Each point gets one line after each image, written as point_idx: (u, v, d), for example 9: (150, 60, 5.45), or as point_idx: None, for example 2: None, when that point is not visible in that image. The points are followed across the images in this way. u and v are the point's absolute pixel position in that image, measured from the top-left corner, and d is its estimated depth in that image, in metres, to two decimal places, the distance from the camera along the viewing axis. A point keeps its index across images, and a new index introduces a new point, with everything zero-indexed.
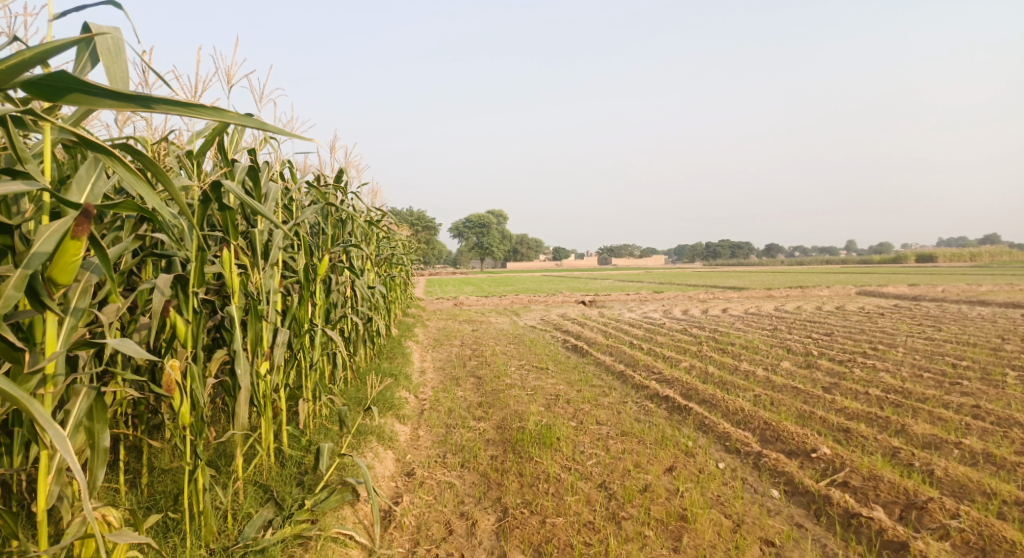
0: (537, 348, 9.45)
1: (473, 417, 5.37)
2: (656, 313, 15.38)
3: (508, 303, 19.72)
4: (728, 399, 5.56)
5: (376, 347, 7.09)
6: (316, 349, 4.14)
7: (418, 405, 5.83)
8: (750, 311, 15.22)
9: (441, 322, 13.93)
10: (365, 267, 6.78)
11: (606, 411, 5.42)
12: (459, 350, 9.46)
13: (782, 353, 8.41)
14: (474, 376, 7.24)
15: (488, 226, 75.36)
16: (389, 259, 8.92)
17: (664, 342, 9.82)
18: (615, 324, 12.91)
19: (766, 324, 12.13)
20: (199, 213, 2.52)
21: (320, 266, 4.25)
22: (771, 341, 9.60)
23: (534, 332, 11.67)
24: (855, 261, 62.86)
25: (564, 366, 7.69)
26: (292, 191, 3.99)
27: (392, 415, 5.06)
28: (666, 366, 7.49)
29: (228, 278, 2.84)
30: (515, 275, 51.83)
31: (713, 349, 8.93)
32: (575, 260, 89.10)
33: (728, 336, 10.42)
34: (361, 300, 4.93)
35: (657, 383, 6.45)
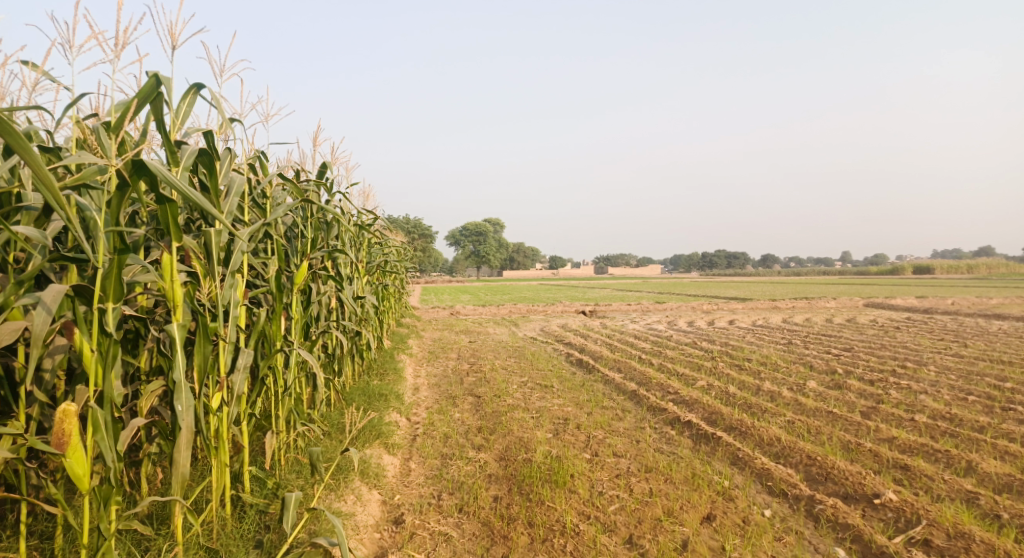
0: (540, 362, 8.83)
1: (472, 446, 4.74)
2: (661, 325, 14.77)
3: (505, 312, 19.11)
4: (759, 426, 4.95)
5: (364, 362, 6.47)
6: (292, 370, 3.53)
7: (410, 430, 5.21)
8: (759, 322, 14.62)
9: (437, 332, 13.29)
10: (354, 275, 6.16)
11: (623, 440, 4.79)
12: (456, 363, 8.83)
13: (804, 371, 7.81)
14: (472, 396, 6.59)
15: (485, 235, 74.81)
16: (382, 266, 8.30)
17: (675, 357, 9.21)
18: (620, 336, 12.31)
19: (779, 337, 11.52)
20: (116, 205, 1.94)
21: (298, 274, 3.65)
22: (790, 357, 8.98)
23: (535, 345, 11.03)
24: (853, 272, 62.62)
25: (570, 384, 7.06)
26: (263, 186, 3.40)
27: (380, 445, 4.43)
28: (681, 384, 6.88)
29: (168, 289, 2.25)
30: (511, 283, 51.28)
31: (729, 366, 8.32)
32: (571, 269, 88.73)
33: (741, 350, 9.81)
34: (348, 313, 4.32)
35: (675, 406, 5.83)
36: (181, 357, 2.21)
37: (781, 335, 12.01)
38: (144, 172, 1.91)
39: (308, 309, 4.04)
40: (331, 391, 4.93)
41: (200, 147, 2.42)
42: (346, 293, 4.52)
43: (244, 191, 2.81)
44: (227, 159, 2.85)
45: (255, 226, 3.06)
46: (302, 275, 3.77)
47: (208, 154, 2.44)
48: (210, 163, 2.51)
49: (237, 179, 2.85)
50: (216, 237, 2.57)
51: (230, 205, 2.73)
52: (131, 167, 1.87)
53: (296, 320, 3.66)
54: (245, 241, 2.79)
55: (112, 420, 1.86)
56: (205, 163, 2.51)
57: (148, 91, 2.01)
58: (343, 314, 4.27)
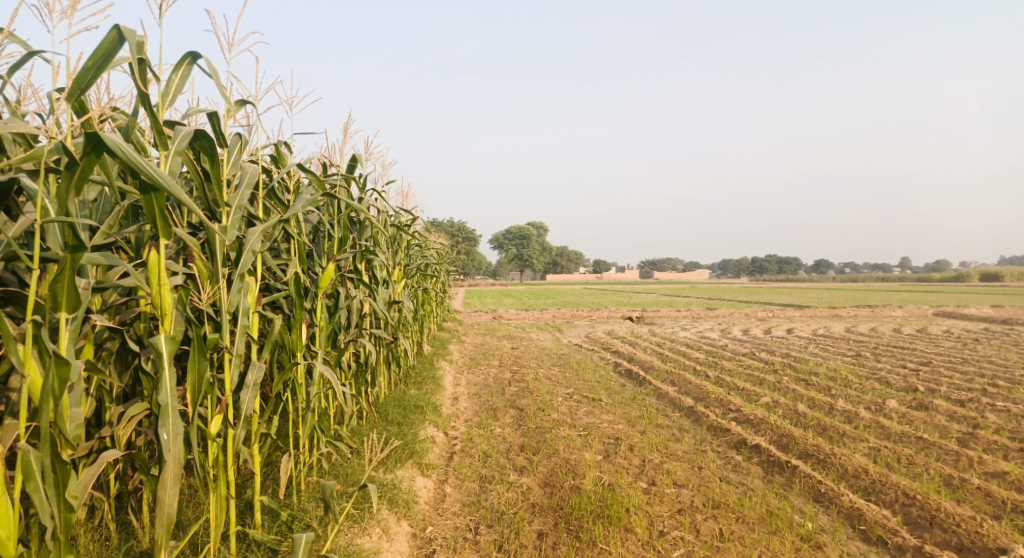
0: (586, 372, 8.32)
1: (514, 467, 4.32)
2: (714, 333, 13.94)
3: (549, 318, 18.56)
4: (840, 453, 4.32)
5: (400, 371, 6.15)
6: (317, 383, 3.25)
7: (447, 446, 4.83)
8: (821, 332, 13.60)
9: (479, 338, 12.91)
10: (389, 278, 5.86)
11: (682, 467, 4.26)
12: (498, 372, 8.41)
13: (881, 386, 7.03)
14: (514, 408, 6.16)
15: (529, 238, 74.46)
16: (421, 269, 7.99)
17: (733, 369, 8.52)
18: (671, 344, 11.62)
19: (847, 349, 10.59)
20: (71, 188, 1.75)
21: (323, 278, 3.35)
22: (863, 371, 8.15)
23: (581, 353, 10.50)
24: (917, 278, 59.06)
25: (619, 398, 6.54)
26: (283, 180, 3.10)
27: (413, 465, 4.06)
28: (743, 401, 6.26)
29: (155, 295, 2.00)
30: (554, 287, 50.67)
31: (795, 380, 7.59)
32: (615, 273, 87.27)
33: (807, 363, 9.00)
34: (382, 322, 3.99)
35: (739, 427, 5.23)
36: (166, 375, 1.95)
37: (848, 346, 11.06)
38: (102, 148, 1.74)
39: (338, 315, 3.75)
40: (361, 404, 4.62)
41: (197, 128, 2.15)
42: (377, 301, 4.22)
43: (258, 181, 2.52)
44: (236, 147, 2.57)
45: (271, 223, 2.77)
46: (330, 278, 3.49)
47: (205, 136, 2.17)
48: (210, 148, 2.23)
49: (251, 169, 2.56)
50: (221, 233, 2.29)
51: (240, 197, 2.45)
52: (86, 142, 1.70)
53: (322, 326, 3.38)
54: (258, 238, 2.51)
55: (54, 463, 1.71)
56: (204, 148, 2.23)
57: (110, 46, 1.77)
58: (377, 323, 3.95)
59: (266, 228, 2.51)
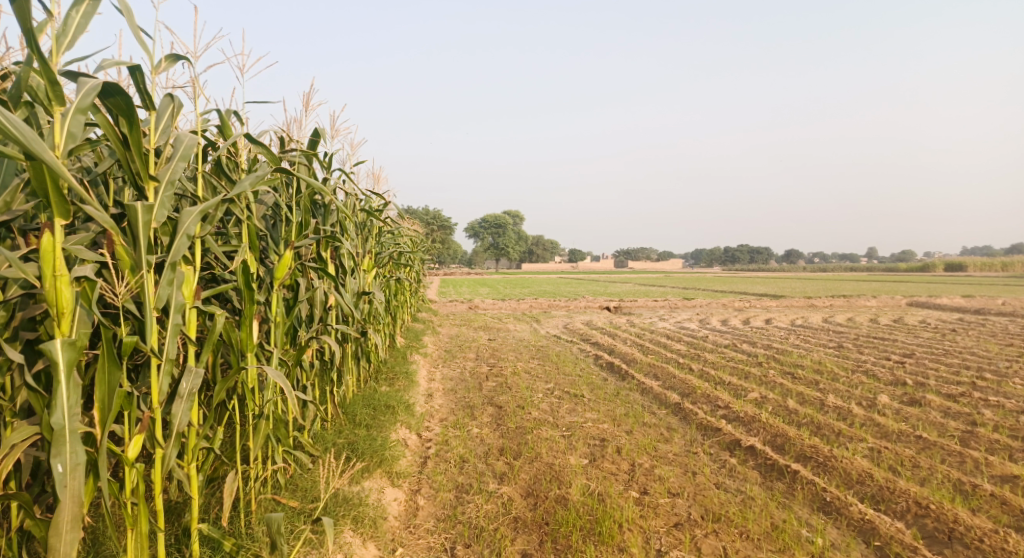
0: (566, 365, 8.00)
1: (494, 474, 3.97)
2: (692, 324, 13.79)
3: (525, 307, 18.23)
4: (841, 455, 4.08)
5: (370, 366, 5.73)
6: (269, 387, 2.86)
7: (420, 450, 4.44)
8: (799, 322, 13.56)
9: (455, 328, 12.50)
10: (357, 266, 5.41)
11: (675, 472, 3.95)
12: (474, 365, 8.04)
13: (868, 380, 6.87)
14: (492, 406, 5.81)
15: (505, 227, 73.94)
16: (393, 258, 7.54)
17: (717, 361, 8.30)
18: (651, 335, 11.40)
19: (827, 340, 10.50)
20: None
21: (279, 267, 2.93)
22: (847, 364, 8.01)
23: (559, 345, 10.20)
24: (882, 269, 60.53)
25: (602, 394, 6.23)
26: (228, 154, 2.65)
27: (383, 475, 3.67)
28: (731, 397, 6.01)
29: (48, 289, 1.54)
30: (529, 276, 50.43)
31: (780, 373, 7.39)
32: (590, 263, 87.46)
33: (790, 355, 8.84)
34: (348, 318, 3.58)
35: (730, 425, 4.98)
36: (60, 395, 1.51)
37: (827, 337, 10.98)
38: None
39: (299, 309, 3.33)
40: (325, 405, 4.21)
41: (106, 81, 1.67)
42: (339, 294, 3.81)
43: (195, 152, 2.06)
44: (167, 111, 2.10)
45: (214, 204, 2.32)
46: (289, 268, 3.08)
47: (118, 91, 1.70)
48: (127, 108, 1.77)
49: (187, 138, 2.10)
50: (143, 213, 1.84)
51: (173, 170, 1.99)
52: None
53: (280, 322, 2.97)
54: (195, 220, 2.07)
55: None
56: (119, 108, 1.77)
57: None
58: (343, 318, 3.55)
59: (204, 208, 2.07)
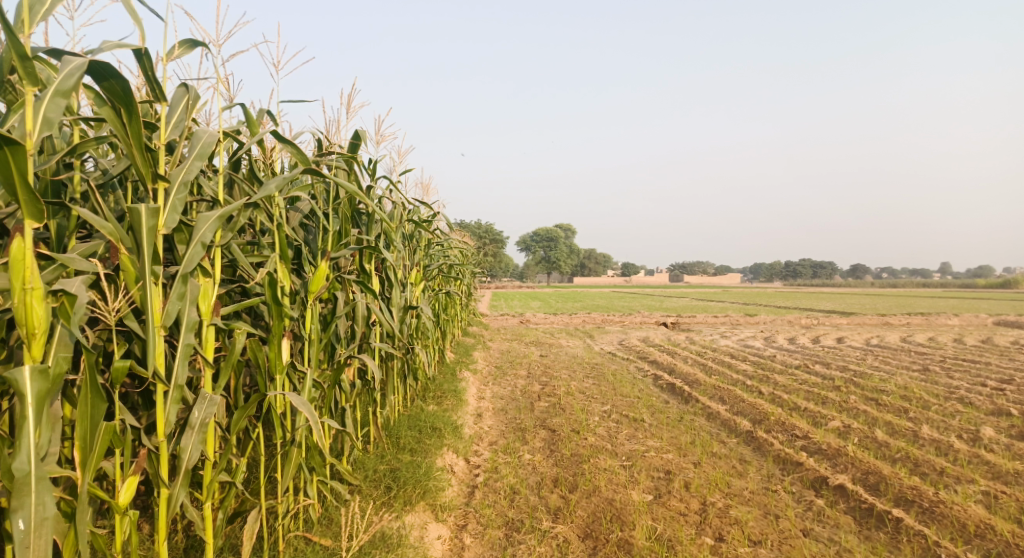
0: (623, 386, 7.53)
1: (546, 510, 3.61)
2: (758, 342, 12.94)
3: (578, 323, 17.72)
4: (952, 500, 3.48)
5: (417, 385, 5.49)
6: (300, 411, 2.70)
7: (467, 479, 4.13)
8: (877, 342, 12.49)
9: (506, 344, 12.18)
10: (403, 280, 5.23)
11: (754, 514, 3.45)
12: (526, 384, 7.69)
13: (968, 408, 6.07)
14: (545, 430, 5.44)
15: (557, 241, 73.54)
16: (442, 271, 7.34)
17: (789, 384, 7.62)
18: (713, 354, 10.71)
19: (912, 362, 9.53)
20: None
21: (314, 281, 2.77)
22: (941, 389, 7.16)
23: (615, 363, 9.71)
24: (964, 283, 56.25)
25: (663, 419, 5.76)
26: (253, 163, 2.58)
27: (426, 508, 3.39)
28: (810, 425, 5.41)
29: (18, 304, 1.45)
30: (582, 290, 49.73)
31: (864, 398, 6.66)
32: (643, 276, 85.70)
33: (872, 377, 8.02)
34: (388, 334, 3.40)
35: (812, 459, 4.41)
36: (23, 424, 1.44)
37: (912, 359, 9.97)
38: None
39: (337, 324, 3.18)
40: (369, 428, 3.99)
41: (91, 61, 1.66)
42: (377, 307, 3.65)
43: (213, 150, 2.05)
44: (182, 103, 2.05)
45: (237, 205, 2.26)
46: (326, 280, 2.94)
47: (112, 74, 1.69)
48: (123, 94, 1.75)
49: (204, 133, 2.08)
50: (148, 217, 1.80)
51: (187, 170, 1.98)
52: None
53: (316, 339, 2.81)
54: (211, 224, 2.03)
55: None
56: (116, 93, 1.74)
57: None
58: (382, 333, 3.37)
59: (221, 213, 2.04)
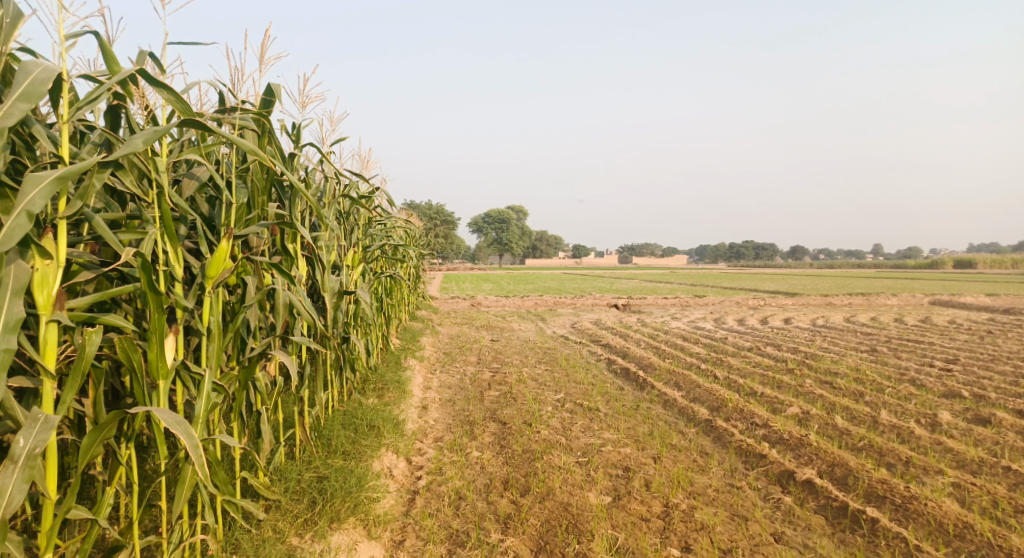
0: (576, 372, 7.26)
1: (496, 518, 3.24)
2: (707, 323, 13.02)
3: (530, 305, 17.45)
4: (922, 496, 3.33)
5: (353, 377, 5.00)
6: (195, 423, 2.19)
7: (408, 483, 3.71)
8: (820, 322, 12.77)
9: (455, 327, 11.75)
10: (337, 259, 4.71)
11: (721, 518, 3.20)
12: (475, 371, 7.30)
13: (917, 390, 6.10)
14: (495, 422, 5.07)
15: (509, 222, 73.16)
16: (385, 252, 6.80)
17: (742, 367, 7.55)
18: (665, 336, 10.63)
19: (858, 343, 9.67)
20: None
21: (212, 263, 2.24)
22: (887, 370, 7.24)
23: (568, 347, 9.44)
24: (891, 266, 59.62)
25: (619, 408, 5.49)
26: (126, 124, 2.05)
27: (357, 524, 2.96)
28: (767, 412, 5.27)
29: None
30: (533, 271, 49.68)
31: (817, 381, 6.62)
32: (593, 258, 86.80)
33: (821, 359, 8.06)
34: (312, 326, 2.90)
35: (774, 451, 4.22)
36: None
37: (856, 339, 10.18)
38: None
39: (248, 315, 2.65)
40: (294, 430, 3.49)
41: None
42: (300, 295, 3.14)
43: (47, 89, 1.62)
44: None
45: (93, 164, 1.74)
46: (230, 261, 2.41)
47: None
48: None
49: (37, 68, 1.65)
50: None
51: (6, 114, 1.58)
52: None
53: (216, 333, 2.29)
54: (45, 187, 1.53)
55: None
56: None
57: None
58: (304, 325, 2.87)
59: (59, 174, 1.53)
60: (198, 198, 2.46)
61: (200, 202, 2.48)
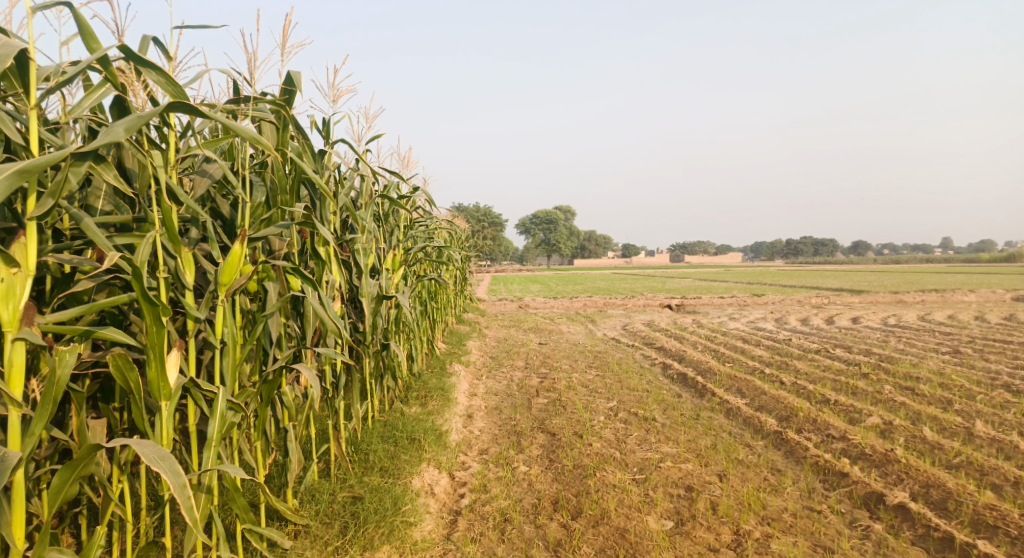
0: (628, 377, 6.88)
1: (544, 545, 2.95)
2: (768, 323, 12.27)
3: (579, 306, 17.05)
4: None
5: (395, 386, 4.83)
6: (208, 444, 2.13)
7: (449, 503, 3.47)
8: (895, 321, 11.80)
9: (503, 331, 11.52)
10: (377, 263, 4.57)
11: (800, 549, 2.79)
12: (523, 377, 7.03)
13: (1019, 397, 5.39)
14: (544, 433, 4.78)
15: (556, 223, 72.69)
16: (427, 255, 6.64)
17: (810, 371, 6.96)
18: (724, 338, 10.04)
19: (941, 343, 8.81)
20: None
21: (225, 270, 2.15)
22: (980, 373, 6.48)
23: (620, 351, 9.02)
24: (968, 259, 55.56)
25: (677, 418, 5.09)
26: (143, 141, 2.09)
27: (392, 553, 2.75)
28: (844, 422, 4.75)
29: None
30: (581, 272, 49.04)
31: (898, 386, 5.98)
32: (643, 257, 85.08)
33: (901, 361, 7.34)
34: (341, 333, 2.76)
35: (857, 468, 3.74)
36: None
37: (938, 339, 9.29)
38: None
39: (271, 323, 2.56)
40: (330, 445, 3.35)
41: None
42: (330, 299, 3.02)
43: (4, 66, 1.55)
44: None
45: (70, 157, 1.74)
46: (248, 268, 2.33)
47: None
48: None
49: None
50: None
51: None
52: None
53: (231, 346, 2.22)
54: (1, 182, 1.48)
55: None
56: None
57: None
58: (333, 332, 2.74)
59: (19, 167, 1.49)
60: (218, 200, 2.46)
61: (221, 204, 2.47)
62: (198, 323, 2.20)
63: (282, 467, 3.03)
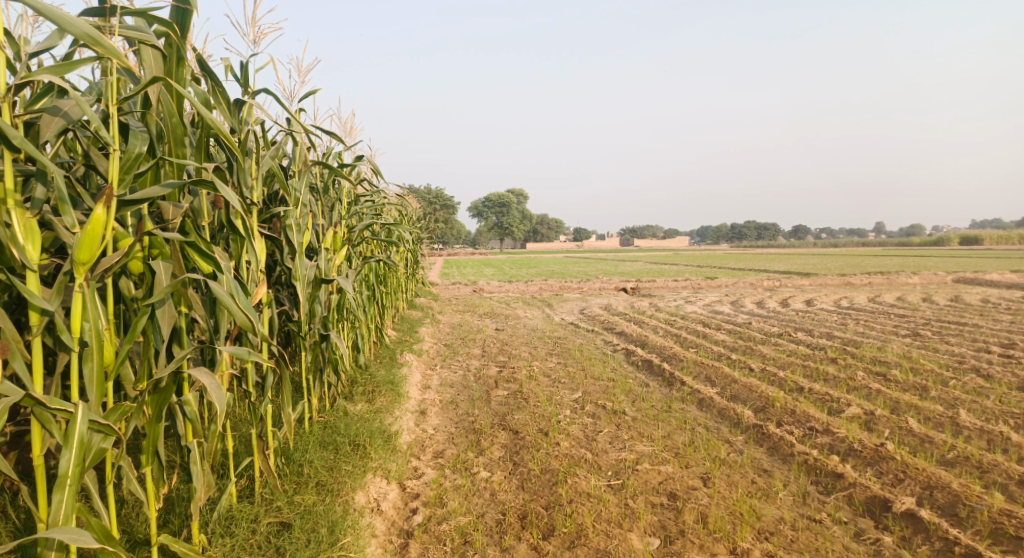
0: (592, 365, 6.48)
1: None
2: (724, 307, 12.22)
3: (534, 290, 16.67)
4: None
5: (336, 381, 4.22)
6: (61, 484, 1.41)
7: (400, 522, 2.94)
8: (845, 304, 11.95)
9: (457, 316, 10.95)
10: (315, 240, 3.92)
11: None
12: (480, 366, 6.53)
13: (988, 382, 5.31)
14: (506, 431, 4.29)
15: (509, 206, 72.18)
16: (374, 234, 6.00)
17: (777, 356, 6.75)
18: (684, 322, 9.84)
19: (895, 326, 8.87)
20: None
21: (82, 242, 1.44)
22: (942, 357, 6.44)
23: (580, 336, 8.65)
24: (898, 244, 58.74)
25: (648, 411, 4.71)
26: None
27: None
28: (824, 413, 4.49)
29: None
30: (534, 256, 48.82)
31: (867, 372, 5.83)
32: (595, 241, 85.85)
33: (864, 345, 7.26)
34: (259, 328, 2.07)
35: (850, 468, 3.45)
36: None
37: (891, 321, 9.37)
38: None
39: (161, 315, 1.85)
40: (253, 459, 2.72)
41: None
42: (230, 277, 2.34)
43: None
44: None
45: None
46: (124, 240, 1.68)
47: None
48: None
49: None
50: None
51: None
52: None
53: (96, 347, 1.51)
54: None
55: None
56: None
57: None
58: (246, 326, 2.05)
59: None
60: (90, 153, 1.78)
61: (96, 159, 1.80)
62: (44, 316, 1.51)
63: (176, 496, 2.34)
